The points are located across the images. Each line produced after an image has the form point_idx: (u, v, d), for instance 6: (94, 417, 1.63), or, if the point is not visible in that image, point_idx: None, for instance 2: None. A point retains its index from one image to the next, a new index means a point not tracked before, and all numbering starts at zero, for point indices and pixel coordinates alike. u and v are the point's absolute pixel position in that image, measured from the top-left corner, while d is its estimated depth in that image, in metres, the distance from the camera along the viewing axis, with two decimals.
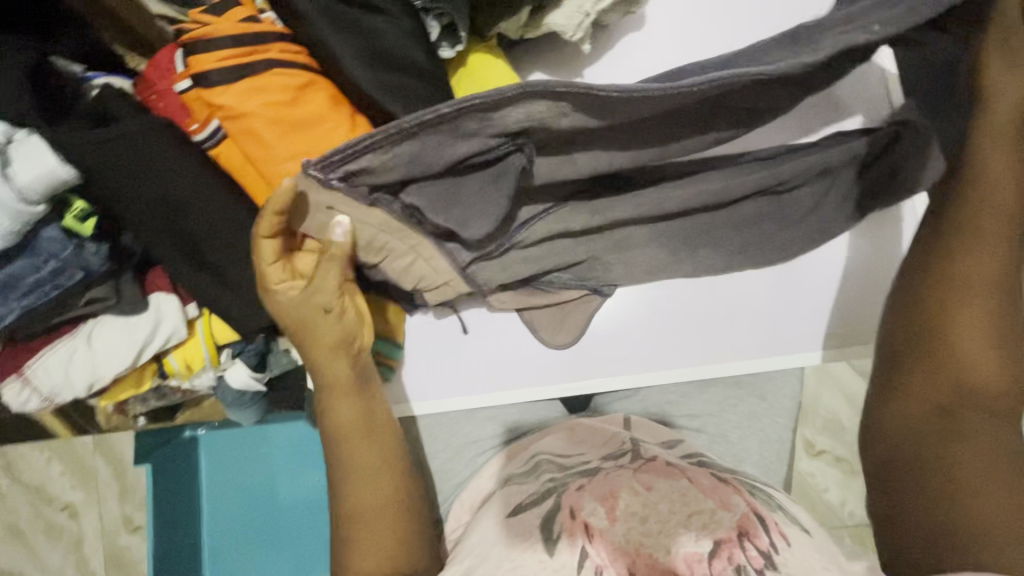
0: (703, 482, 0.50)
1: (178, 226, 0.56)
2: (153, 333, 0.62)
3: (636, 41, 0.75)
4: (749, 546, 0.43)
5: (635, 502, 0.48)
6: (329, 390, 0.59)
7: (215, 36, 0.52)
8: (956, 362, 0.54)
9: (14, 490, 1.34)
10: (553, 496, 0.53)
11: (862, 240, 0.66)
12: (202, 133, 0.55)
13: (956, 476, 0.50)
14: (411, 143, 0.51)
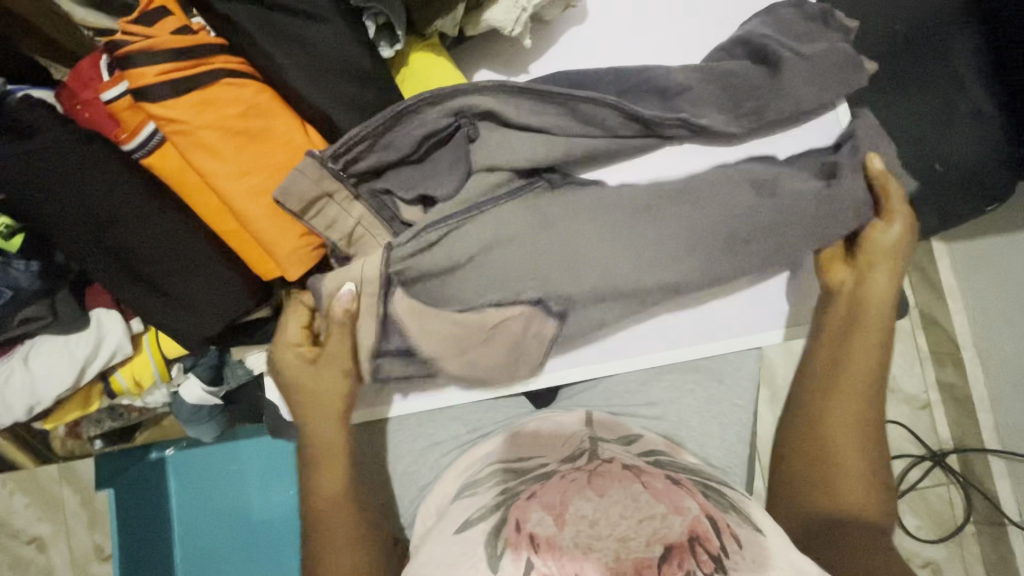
0: (656, 485, 0.49)
1: (110, 239, 0.54)
2: (95, 351, 0.61)
3: (578, 34, 0.76)
4: (701, 551, 0.43)
5: (586, 506, 0.46)
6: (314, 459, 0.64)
7: (155, 50, 0.49)
8: (840, 474, 0.59)
9: None
10: (501, 508, 0.52)
11: None
12: (133, 142, 0.53)
13: (841, 469, 0.59)
14: (389, 134, 0.58)
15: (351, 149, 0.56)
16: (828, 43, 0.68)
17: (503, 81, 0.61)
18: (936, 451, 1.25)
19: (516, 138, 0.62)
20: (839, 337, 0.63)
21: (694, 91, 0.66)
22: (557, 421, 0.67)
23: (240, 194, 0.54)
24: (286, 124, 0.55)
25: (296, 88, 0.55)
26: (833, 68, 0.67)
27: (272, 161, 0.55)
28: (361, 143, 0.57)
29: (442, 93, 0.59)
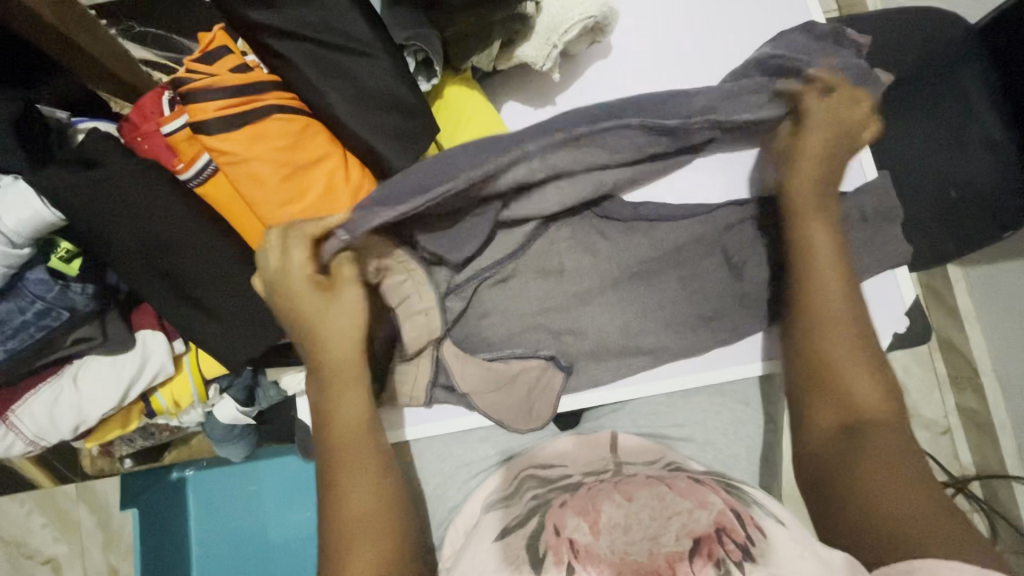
0: (681, 484, 0.50)
1: (164, 264, 0.57)
2: (139, 371, 0.63)
3: (602, 68, 0.79)
4: (727, 541, 0.44)
5: (616, 512, 0.48)
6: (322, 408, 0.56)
7: (213, 87, 0.52)
8: (867, 466, 0.49)
9: None
10: (537, 514, 0.54)
11: None
12: (188, 172, 0.56)
13: (860, 469, 0.49)
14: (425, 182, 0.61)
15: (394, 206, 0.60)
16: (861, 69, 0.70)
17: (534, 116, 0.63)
18: (959, 477, 1.24)
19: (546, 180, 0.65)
20: (816, 319, 0.59)
21: None
22: (584, 443, 0.67)
23: (284, 223, 0.56)
24: (331, 154, 0.58)
25: (341, 120, 0.58)
26: None
27: (314, 191, 0.57)
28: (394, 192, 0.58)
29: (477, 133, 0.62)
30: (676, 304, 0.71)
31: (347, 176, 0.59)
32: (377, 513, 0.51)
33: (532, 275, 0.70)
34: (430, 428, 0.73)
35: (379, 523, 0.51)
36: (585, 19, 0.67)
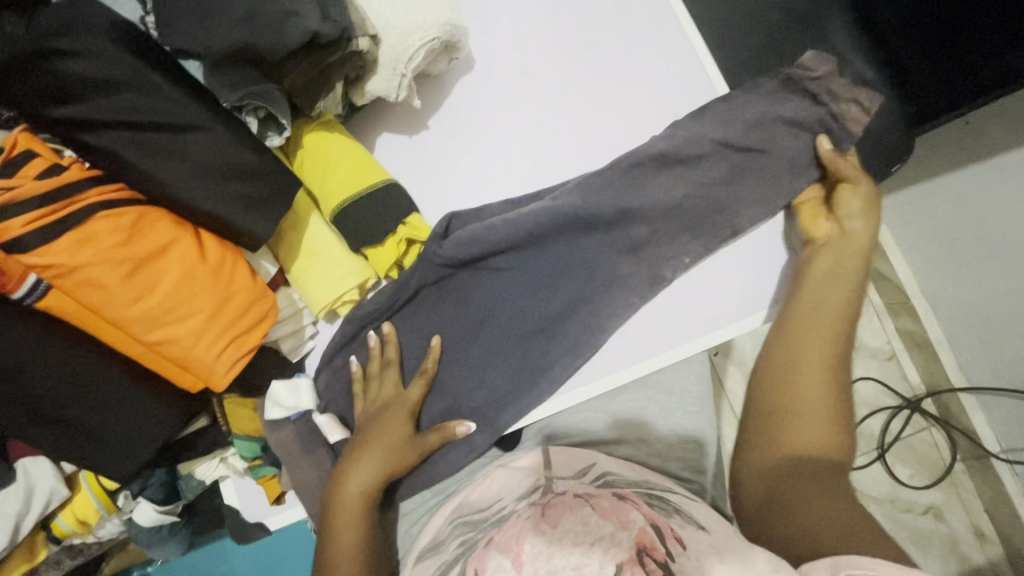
0: (603, 505, 0.50)
1: (20, 393, 0.52)
2: (27, 504, 0.59)
3: (469, 83, 0.79)
4: (648, 560, 0.43)
5: (540, 541, 0.47)
6: (344, 469, 0.64)
7: (20, 199, 0.48)
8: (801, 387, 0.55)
9: None
10: (459, 562, 0.52)
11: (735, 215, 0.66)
12: (20, 290, 0.49)
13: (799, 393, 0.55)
14: (340, 340, 0.70)
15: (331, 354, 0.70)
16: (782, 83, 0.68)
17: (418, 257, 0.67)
18: (912, 399, 1.28)
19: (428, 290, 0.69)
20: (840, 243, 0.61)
21: None
22: (515, 470, 0.65)
23: (139, 320, 0.52)
24: (179, 237, 0.54)
25: (182, 198, 0.54)
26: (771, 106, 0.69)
27: (165, 282, 0.53)
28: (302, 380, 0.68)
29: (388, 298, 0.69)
30: None
31: (200, 255, 0.55)
32: None
33: (433, 309, 0.70)
34: None
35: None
36: (428, 41, 0.65)
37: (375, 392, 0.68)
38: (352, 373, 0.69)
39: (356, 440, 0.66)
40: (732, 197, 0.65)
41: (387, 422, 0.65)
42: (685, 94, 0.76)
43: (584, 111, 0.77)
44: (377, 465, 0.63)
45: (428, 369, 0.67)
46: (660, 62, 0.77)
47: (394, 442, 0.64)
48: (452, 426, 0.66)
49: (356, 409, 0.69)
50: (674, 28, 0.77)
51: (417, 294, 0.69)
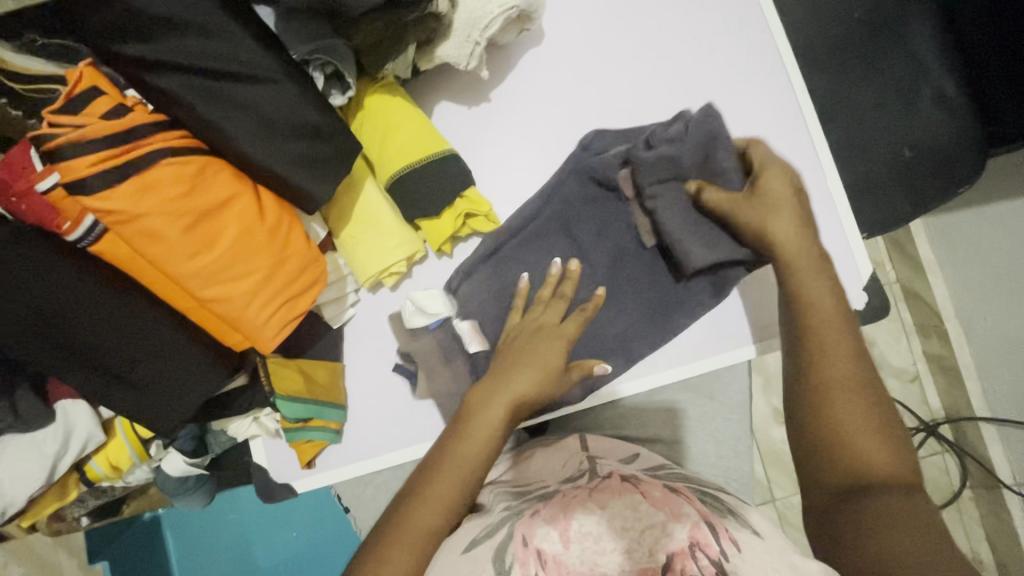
0: (654, 494, 0.49)
1: (65, 340, 0.51)
2: (65, 445, 0.58)
3: (536, 57, 0.75)
4: (700, 556, 0.43)
5: (589, 522, 0.47)
6: (493, 378, 0.60)
7: (83, 139, 0.45)
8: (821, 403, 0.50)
9: None
10: (507, 523, 0.51)
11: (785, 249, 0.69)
12: (76, 232, 0.48)
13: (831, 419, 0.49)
14: (506, 254, 0.69)
15: (470, 272, 0.69)
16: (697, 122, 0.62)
17: (588, 176, 0.68)
18: (929, 422, 1.26)
19: (547, 218, 0.69)
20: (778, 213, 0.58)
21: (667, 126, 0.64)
22: (551, 453, 0.64)
23: (192, 277, 0.50)
24: (239, 193, 0.52)
25: (249, 154, 0.52)
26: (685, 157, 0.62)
27: (223, 238, 0.51)
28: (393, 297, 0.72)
29: (521, 229, 0.69)
30: (635, 297, 0.69)
31: (254, 215, 0.53)
32: (449, 508, 0.53)
33: (478, 292, 0.68)
34: (393, 455, 0.71)
35: (453, 494, 0.53)
36: (508, 9, 0.62)
37: (537, 313, 0.64)
38: (521, 289, 0.66)
39: (505, 353, 0.62)
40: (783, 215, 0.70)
41: (542, 345, 0.61)
42: (760, 93, 0.73)
43: (652, 97, 0.74)
44: (531, 382, 0.59)
45: (590, 308, 0.63)
46: (739, 56, 0.73)
47: (555, 366, 0.60)
48: (591, 363, 0.63)
49: (512, 321, 0.66)
50: (759, 21, 0.73)
51: (527, 226, 0.69)
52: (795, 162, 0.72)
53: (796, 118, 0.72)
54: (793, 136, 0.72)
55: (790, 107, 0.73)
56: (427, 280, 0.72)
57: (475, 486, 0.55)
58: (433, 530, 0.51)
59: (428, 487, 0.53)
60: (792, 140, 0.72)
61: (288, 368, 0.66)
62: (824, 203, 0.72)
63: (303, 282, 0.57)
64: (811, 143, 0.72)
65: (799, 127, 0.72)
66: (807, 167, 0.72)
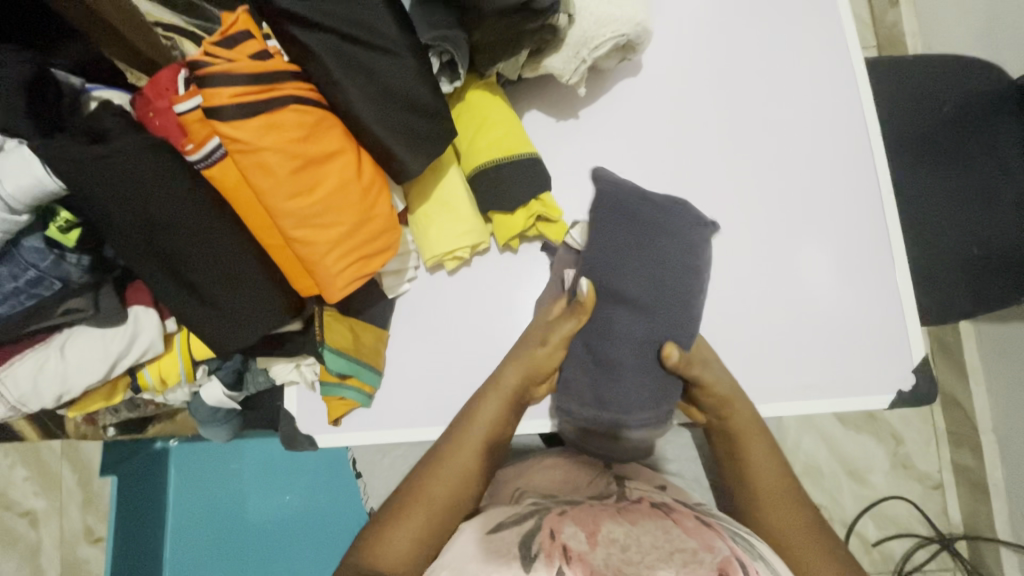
0: (687, 524, 0.50)
1: (161, 247, 0.55)
2: (128, 348, 0.61)
3: (630, 87, 0.79)
4: None
5: (618, 531, 0.47)
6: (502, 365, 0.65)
7: (229, 71, 0.50)
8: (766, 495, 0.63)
9: (13, 485, 1.42)
10: (534, 517, 0.52)
11: (834, 311, 0.72)
12: (196, 154, 0.53)
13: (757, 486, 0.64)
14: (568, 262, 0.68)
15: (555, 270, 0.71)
16: (622, 206, 0.61)
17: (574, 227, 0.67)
18: (946, 534, 1.20)
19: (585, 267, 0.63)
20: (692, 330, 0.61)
21: (613, 214, 0.61)
22: (575, 467, 0.66)
23: (288, 216, 0.54)
24: (346, 150, 0.56)
25: (362, 118, 0.56)
26: (615, 250, 0.60)
27: (322, 186, 0.55)
28: (454, 281, 0.75)
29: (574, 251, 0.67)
30: None
31: (357, 174, 0.57)
32: (456, 484, 0.61)
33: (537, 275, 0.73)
34: (418, 432, 0.73)
35: (460, 478, 0.61)
36: (617, 35, 0.66)
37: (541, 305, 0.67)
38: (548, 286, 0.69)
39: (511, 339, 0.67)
40: (836, 283, 0.73)
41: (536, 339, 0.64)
42: (838, 164, 0.75)
43: (733, 147, 0.76)
44: (527, 367, 0.64)
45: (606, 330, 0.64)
46: (824, 123, 0.76)
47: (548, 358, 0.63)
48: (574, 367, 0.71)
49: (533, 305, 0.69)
50: (851, 96, 0.76)
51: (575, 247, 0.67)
52: (862, 233, 0.74)
53: (870, 193, 0.74)
54: (864, 212, 0.74)
55: (864, 181, 0.75)
56: (485, 272, 0.75)
57: (483, 468, 0.63)
58: (441, 505, 0.60)
59: (435, 473, 0.62)
60: (864, 210, 0.74)
61: (336, 325, 0.69)
62: (886, 277, 0.73)
63: (383, 239, 0.60)
64: (883, 219, 0.74)
65: (873, 201, 0.74)
66: (873, 241, 0.73)
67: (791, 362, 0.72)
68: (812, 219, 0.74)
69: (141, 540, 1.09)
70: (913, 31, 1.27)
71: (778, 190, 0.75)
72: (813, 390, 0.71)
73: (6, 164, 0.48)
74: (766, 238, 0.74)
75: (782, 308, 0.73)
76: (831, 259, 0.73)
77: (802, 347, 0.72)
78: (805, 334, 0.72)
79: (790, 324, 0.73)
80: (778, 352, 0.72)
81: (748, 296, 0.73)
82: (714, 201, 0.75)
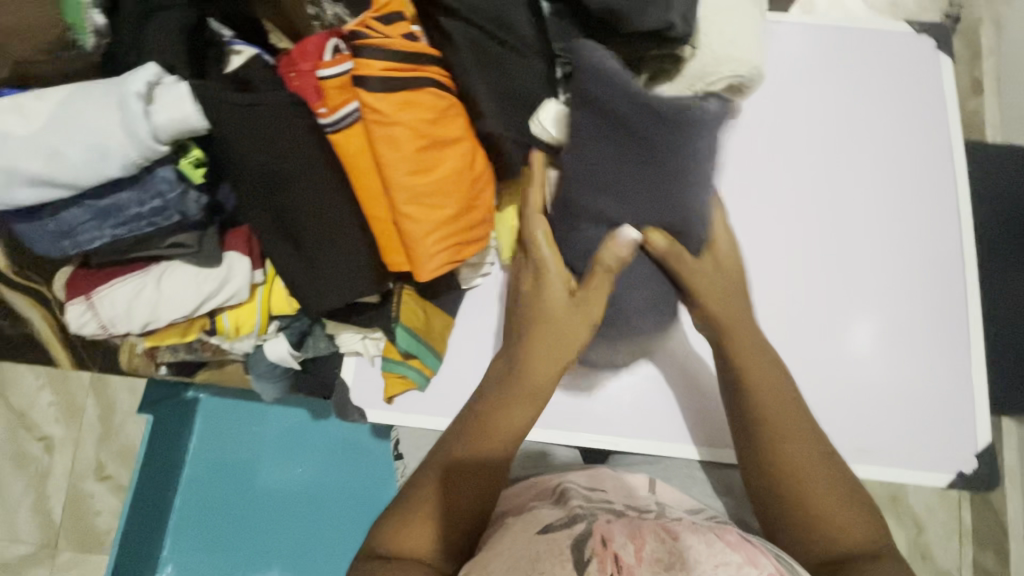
0: (730, 537, 0.48)
1: (279, 199, 0.58)
2: (218, 289, 0.63)
3: (727, 126, 0.80)
4: None
5: (662, 545, 0.46)
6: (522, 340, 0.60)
7: (384, 46, 0.54)
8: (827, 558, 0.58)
9: (35, 407, 1.44)
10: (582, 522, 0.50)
11: (901, 381, 0.72)
12: (329, 118, 0.56)
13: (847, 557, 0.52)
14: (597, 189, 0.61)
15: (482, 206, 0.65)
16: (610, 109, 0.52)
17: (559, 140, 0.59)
18: None
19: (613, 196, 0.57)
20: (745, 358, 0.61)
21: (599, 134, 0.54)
22: (619, 479, 0.65)
23: (403, 189, 0.56)
24: (467, 139, 0.59)
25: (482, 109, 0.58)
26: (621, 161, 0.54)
27: (440, 168, 0.57)
28: None
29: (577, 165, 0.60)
30: None
31: (472, 163, 0.60)
32: (466, 493, 0.54)
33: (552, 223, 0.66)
34: None
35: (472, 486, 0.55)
36: (733, 76, 0.67)
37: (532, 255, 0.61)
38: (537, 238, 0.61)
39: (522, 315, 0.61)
40: (907, 354, 0.73)
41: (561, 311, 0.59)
42: (921, 235, 0.76)
43: (820, 201, 0.77)
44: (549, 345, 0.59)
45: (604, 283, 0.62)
46: (913, 194, 0.77)
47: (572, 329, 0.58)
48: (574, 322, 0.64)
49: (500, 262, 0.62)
50: (941, 175, 0.78)
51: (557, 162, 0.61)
52: (939, 307, 0.74)
53: (950, 270, 0.75)
54: (940, 286, 0.75)
55: (945, 258, 0.76)
56: None
57: (496, 473, 0.56)
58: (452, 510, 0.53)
59: (446, 474, 0.56)
60: (941, 285, 0.75)
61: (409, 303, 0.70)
62: (957, 355, 0.73)
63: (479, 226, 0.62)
64: (962, 296, 0.75)
65: (951, 278, 0.75)
66: (947, 318, 0.74)
67: (850, 424, 0.71)
68: (882, 287, 0.75)
69: (157, 484, 1.10)
70: (994, 121, 1.27)
71: (856, 252, 0.75)
72: (869, 455, 0.71)
73: (161, 97, 0.50)
74: (841, 296, 0.74)
75: (848, 367, 0.72)
76: (905, 328, 0.74)
77: (864, 410, 0.72)
78: (868, 397, 0.72)
79: (848, 388, 0.72)
80: (838, 411, 0.71)
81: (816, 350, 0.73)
82: (795, 249, 0.76)
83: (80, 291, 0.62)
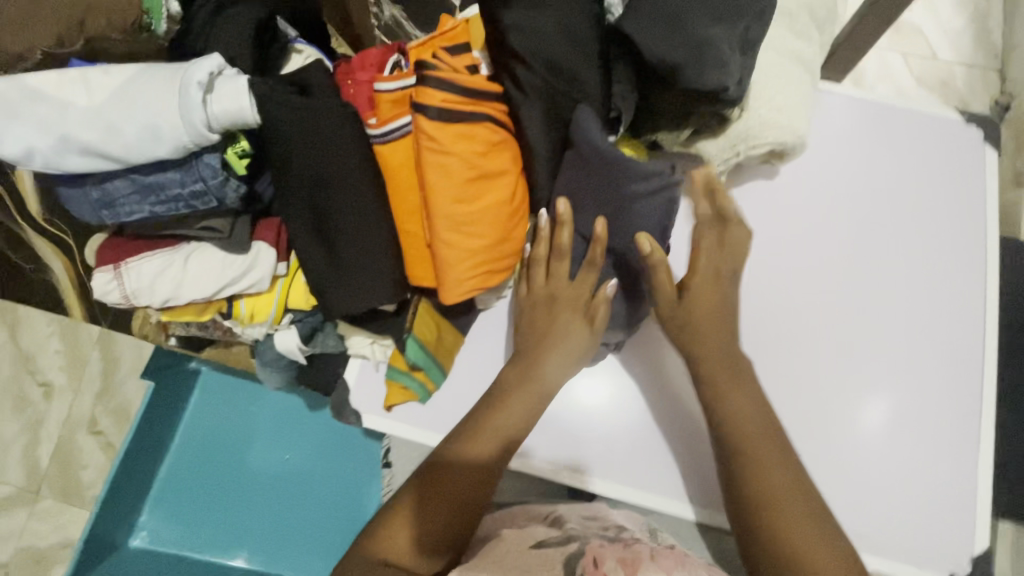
0: None
1: (319, 202, 0.59)
2: (241, 276, 0.64)
3: (763, 187, 0.80)
4: None
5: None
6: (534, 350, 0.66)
7: (446, 77, 0.57)
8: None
9: (42, 352, 1.46)
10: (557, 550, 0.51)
11: (905, 470, 0.71)
12: (377, 127, 0.59)
13: None
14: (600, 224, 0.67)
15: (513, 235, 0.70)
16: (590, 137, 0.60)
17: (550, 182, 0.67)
18: None
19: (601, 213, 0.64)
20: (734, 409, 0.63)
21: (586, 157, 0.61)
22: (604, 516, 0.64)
23: (442, 211, 0.58)
24: (511, 174, 0.61)
25: None
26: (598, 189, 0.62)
27: (483, 199, 0.59)
28: None
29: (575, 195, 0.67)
30: None
31: (512, 197, 0.61)
32: (471, 484, 0.61)
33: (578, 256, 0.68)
34: None
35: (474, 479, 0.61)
36: (775, 143, 0.69)
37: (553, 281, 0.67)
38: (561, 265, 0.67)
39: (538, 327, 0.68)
40: (915, 444, 0.72)
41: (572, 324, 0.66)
42: (944, 325, 0.75)
43: (847, 274, 0.77)
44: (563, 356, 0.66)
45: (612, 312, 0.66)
46: (942, 282, 0.77)
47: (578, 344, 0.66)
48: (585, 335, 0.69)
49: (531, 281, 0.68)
50: (971, 269, 0.77)
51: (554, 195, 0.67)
52: (953, 401, 0.73)
53: (970, 365, 0.74)
54: (958, 380, 0.74)
55: (966, 351, 0.75)
56: None
57: (498, 464, 0.62)
58: (458, 499, 0.60)
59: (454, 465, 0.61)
60: (959, 380, 0.74)
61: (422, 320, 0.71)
62: (966, 453, 0.72)
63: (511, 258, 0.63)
64: (977, 393, 0.73)
65: (970, 374, 0.74)
66: (961, 413, 0.73)
67: (847, 506, 0.70)
68: (894, 372, 0.74)
69: (147, 448, 1.11)
70: None
71: (876, 332, 0.75)
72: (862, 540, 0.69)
73: (220, 88, 0.51)
74: (855, 374, 0.74)
75: (853, 448, 0.71)
76: (916, 417, 0.72)
77: (863, 493, 0.70)
78: (869, 480, 0.71)
79: (847, 471, 0.71)
80: (836, 491, 0.70)
81: (821, 424, 0.72)
82: (814, 320, 0.75)
83: (110, 259, 0.63)
